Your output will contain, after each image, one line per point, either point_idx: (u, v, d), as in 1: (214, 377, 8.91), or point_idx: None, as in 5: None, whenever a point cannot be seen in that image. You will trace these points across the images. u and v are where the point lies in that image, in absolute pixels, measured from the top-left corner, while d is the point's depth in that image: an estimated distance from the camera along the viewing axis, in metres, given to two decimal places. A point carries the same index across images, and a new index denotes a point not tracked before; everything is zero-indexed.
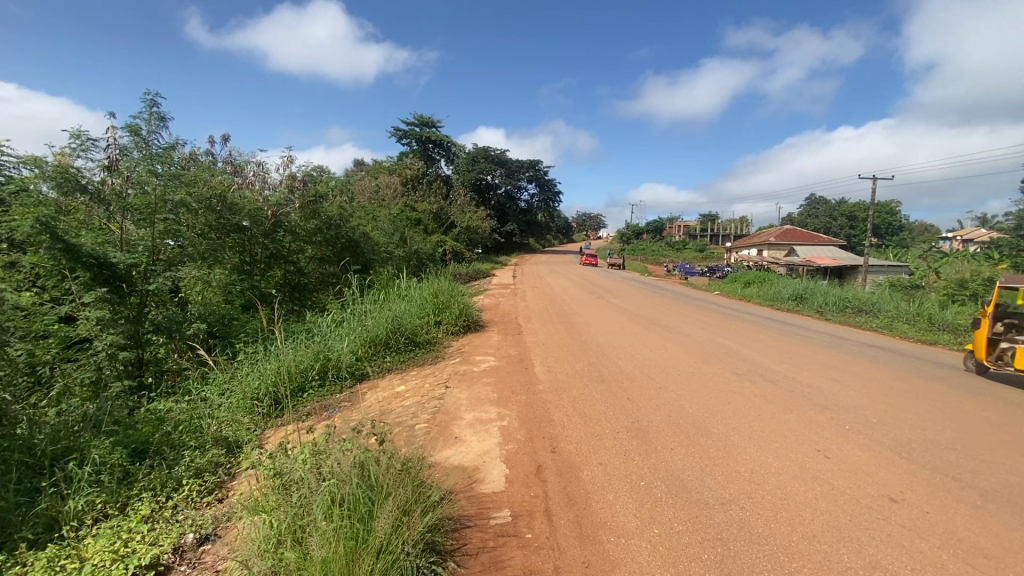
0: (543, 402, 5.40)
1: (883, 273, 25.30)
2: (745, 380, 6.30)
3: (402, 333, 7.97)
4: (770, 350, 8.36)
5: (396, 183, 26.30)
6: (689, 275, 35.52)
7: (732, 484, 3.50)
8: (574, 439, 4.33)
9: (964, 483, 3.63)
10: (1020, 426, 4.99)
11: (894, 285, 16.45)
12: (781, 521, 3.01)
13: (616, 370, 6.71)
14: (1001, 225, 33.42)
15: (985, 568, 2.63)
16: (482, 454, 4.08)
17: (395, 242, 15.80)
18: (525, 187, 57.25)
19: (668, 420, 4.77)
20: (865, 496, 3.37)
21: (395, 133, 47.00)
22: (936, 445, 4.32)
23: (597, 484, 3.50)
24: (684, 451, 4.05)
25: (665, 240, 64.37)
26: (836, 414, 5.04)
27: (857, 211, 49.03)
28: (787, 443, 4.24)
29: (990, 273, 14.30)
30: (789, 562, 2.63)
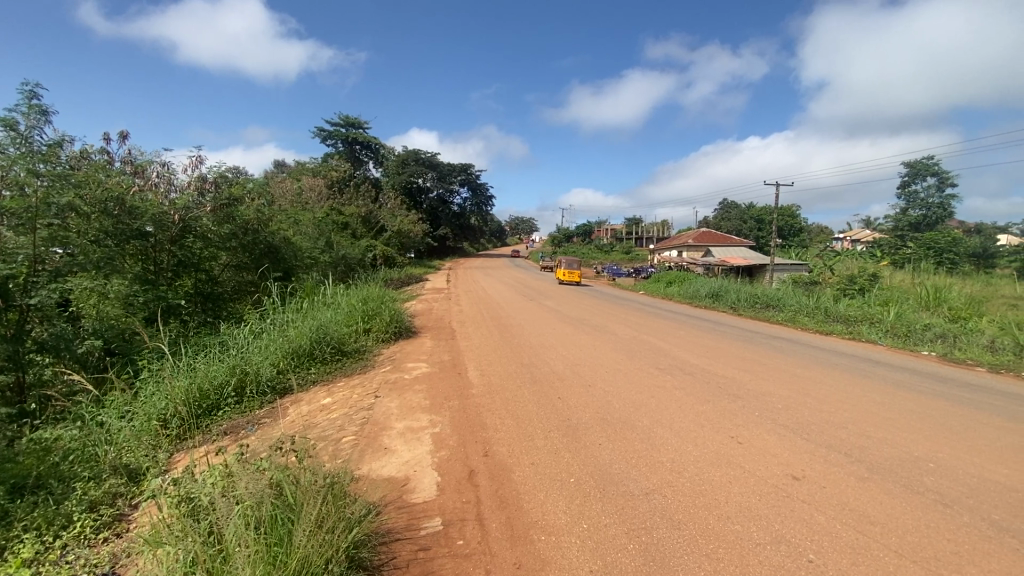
0: (476, 406, 5.38)
1: (786, 271, 27.75)
2: (667, 374, 6.64)
3: (327, 343, 7.63)
4: (690, 345, 8.87)
5: (321, 186, 25.32)
6: (617, 276, 36.91)
7: (655, 474, 3.66)
8: (506, 441, 4.35)
9: (854, 458, 4.04)
10: (897, 403, 5.67)
11: (796, 282, 18.07)
12: (699, 506, 3.19)
13: (547, 371, 6.85)
14: (882, 225, 37.76)
15: (871, 534, 2.94)
16: (413, 463, 3.99)
17: (320, 247, 15.15)
18: (457, 192, 57.04)
19: (597, 416, 4.94)
20: (771, 476, 3.66)
21: (319, 133, 45.23)
22: (830, 424, 4.79)
23: (529, 484, 3.54)
24: (612, 445, 4.19)
25: (594, 243, 66.63)
26: (746, 402, 5.44)
27: (764, 214, 53.41)
28: (705, 432, 4.51)
29: (873, 269, 16.08)
30: (706, 544, 2.78)
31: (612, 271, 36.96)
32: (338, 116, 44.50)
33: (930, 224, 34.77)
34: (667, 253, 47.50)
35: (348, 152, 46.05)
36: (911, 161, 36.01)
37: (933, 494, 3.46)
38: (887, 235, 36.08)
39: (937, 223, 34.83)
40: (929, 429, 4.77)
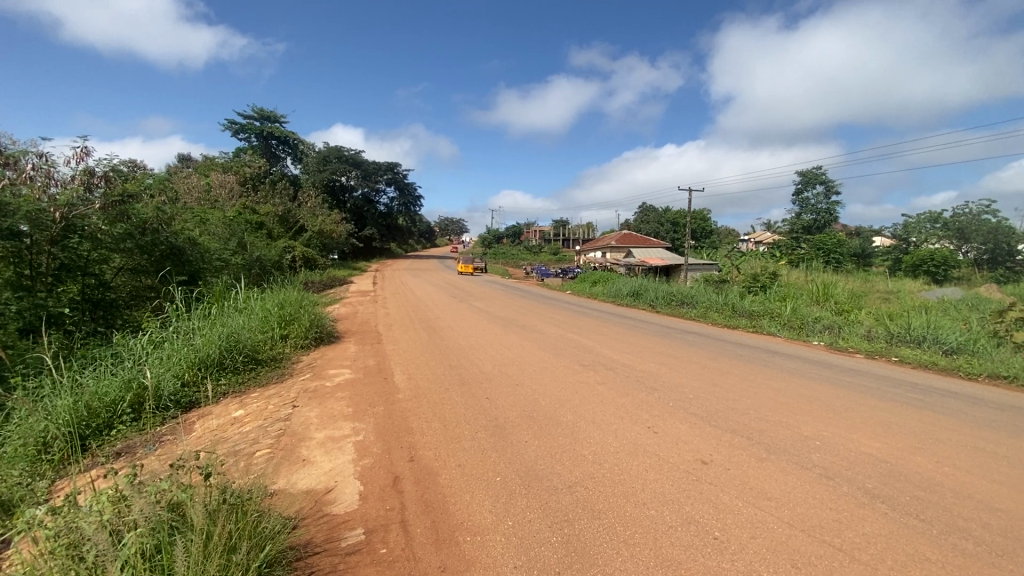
0: (402, 411, 5.28)
1: (698, 271, 29.83)
2: (590, 370, 6.90)
3: (239, 351, 7.12)
4: (613, 342, 9.27)
5: (232, 182, 23.67)
6: (545, 276, 37.71)
7: (578, 467, 3.80)
8: (433, 445, 4.31)
9: (754, 440, 4.43)
10: (791, 389, 6.28)
11: (707, 280, 19.42)
12: (618, 495, 3.35)
13: (475, 371, 6.87)
14: (781, 228, 41.60)
15: (768, 508, 3.24)
16: (334, 473, 3.84)
17: (231, 248, 14.13)
18: (383, 191, 55.55)
19: (523, 414, 5.03)
20: (683, 462, 3.91)
21: (230, 126, 42.30)
22: (735, 411, 5.20)
23: (455, 486, 3.53)
24: (537, 442, 4.28)
25: (522, 245, 67.59)
26: (662, 394, 5.78)
27: (680, 218, 56.96)
28: (625, 424, 4.73)
29: (773, 268, 17.65)
30: (623, 530, 2.93)
31: (541, 271, 37.77)
32: (251, 108, 41.68)
33: (819, 227, 38.84)
34: (592, 254, 49.21)
35: (263, 148, 43.33)
36: (804, 170, 39.93)
37: (819, 469, 3.87)
38: (785, 237, 39.79)
39: (824, 227, 39.01)
40: (817, 411, 5.34)
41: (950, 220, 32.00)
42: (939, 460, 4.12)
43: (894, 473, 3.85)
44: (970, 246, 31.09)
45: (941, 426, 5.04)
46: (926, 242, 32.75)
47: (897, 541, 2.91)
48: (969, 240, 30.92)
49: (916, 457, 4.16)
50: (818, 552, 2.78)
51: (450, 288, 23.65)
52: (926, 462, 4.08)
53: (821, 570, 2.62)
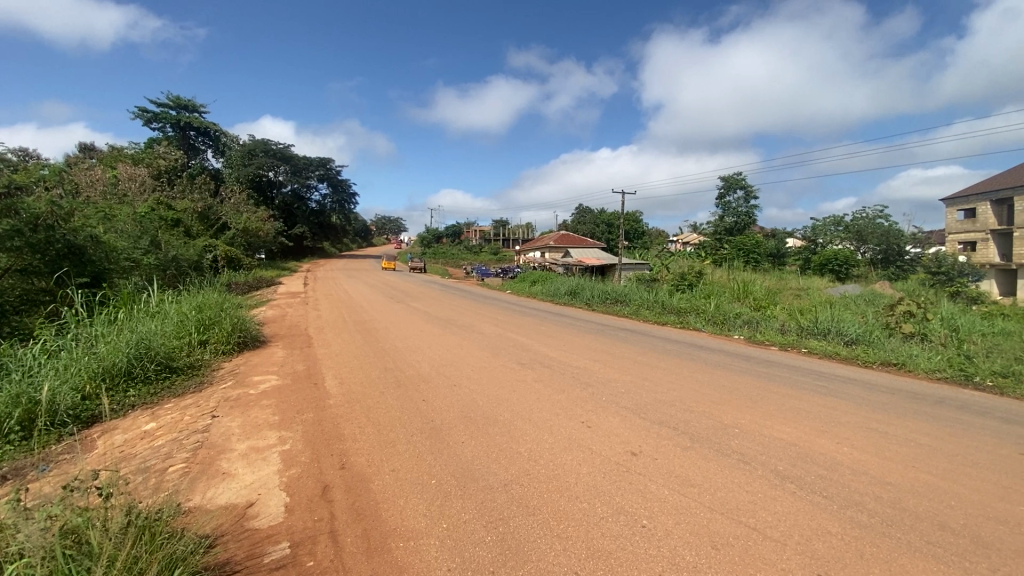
0: (332, 417, 5.08)
1: (631, 270, 31.08)
2: (528, 368, 6.98)
3: (151, 359, 6.55)
4: (550, 339, 9.43)
5: (144, 175, 21.79)
6: (485, 275, 37.78)
7: (514, 465, 3.83)
8: (366, 451, 4.18)
9: (680, 430, 4.67)
10: (714, 380, 6.68)
11: (639, 279, 20.26)
12: (552, 490, 3.42)
13: (412, 373, 6.75)
14: (706, 229, 44.19)
15: (691, 494, 3.43)
16: (258, 486, 3.63)
17: (143, 246, 13.00)
18: (315, 188, 53.28)
19: (460, 414, 5.01)
20: (614, 455, 4.05)
21: (141, 115, 38.92)
22: (663, 403, 5.46)
23: (388, 492, 3.44)
24: (473, 442, 4.27)
25: (462, 244, 67.19)
26: (596, 389, 5.96)
27: (614, 219, 59.02)
28: (560, 420, 4.83)
29: (699, 267, 18.72)
30: (557, 525, 2.99)
31: (481, 271, 37.82)
32: (165, 95, 38.49)
33: (739, 229, 41.69)
34: (531, 254, 49.92)
35: (180, 138, 40.19)
36: (726, 176, 42.68)
37: (736, 454, 4.14)
38: (709, 238, 42.33)
39: (744, 229, 41.95)
40: (737, 400, 5.73)
41: (850, 224, 35.48)
42: (839, 441, 4.55)
43: (802, 455, 4.20)
44: (867, 247, 34.60)
45: (841, 409, 5.58)
46: (831, 244, 36.10)
47: (804, 517, 3.18)
48: (866, 241, 34.40)
49: (821, 439, 4.57)
50: (735, 532, 2.98)
51: (385, 288, 23.34)
52: (829, 443, 4.48)
53: (738, 548, 2.81)
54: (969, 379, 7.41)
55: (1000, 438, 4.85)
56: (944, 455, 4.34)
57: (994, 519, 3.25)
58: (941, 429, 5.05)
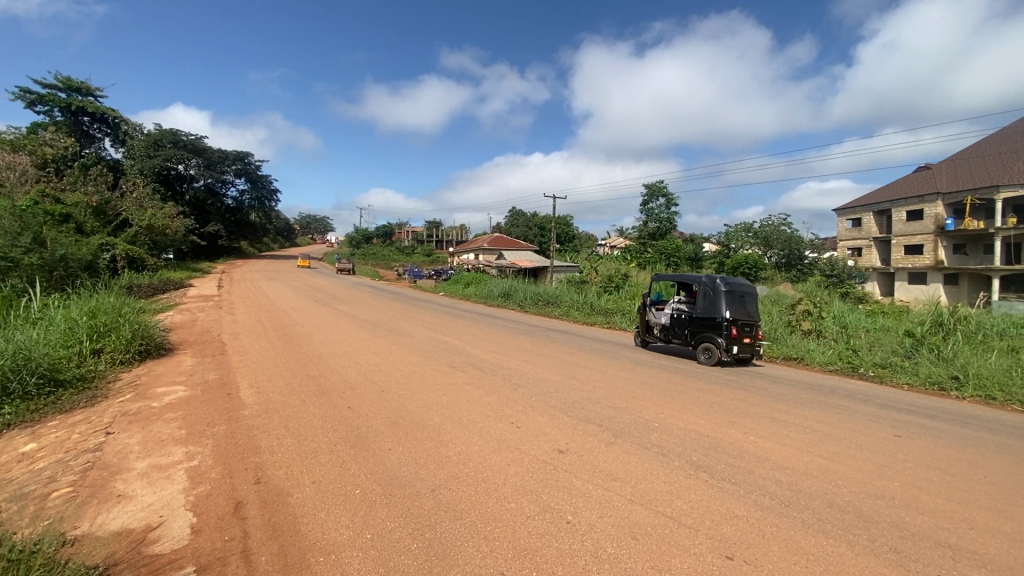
0: (248, 429, 4.76)
1: (562, 272, 31.85)
2: (459, 371, 6.95)
3: (30, 372, 5.81)
4: (481, 341, 9.46)
5: (24, 163, 19.33)
6: (417, 277, 37.13)
7: (442, 469, 3.79)
8: (284, 463, 3.96)
9: (605, 426, 4.85)
10: (637, 377, 7.00)
11: (570, 280, 20.76)
12: (480, 493, 3.42)
13: (337, 379, 6.49)
14: (632, 233, 46.24)
15: (614, 488, 3.57)
16: (160, 507, 3.33)
17: (23, 245, 11.54)
18: (232, 183, 49.80)
19: (387, 420, 4.90)
20: (541, 454, 4.13)
21: (21, 96, 34.48)
22: (590, 401, 5.65)
23: (309, 505, 3.29)
24: (401, 448, 4.19)
25: (393, 245, 65.53)
26: (526, 390, 6.05)
27: (546, 222, 60.21)
28: (490, 422, 4.85)
29: (625, 270, 19.53)
30: (484, 527, 2.99)
31: (413, 273, 37.13)
32: (52, 75, 34.32)
33: (661, 234, 44.07)
34: (465, 257, 49.77)
35: (72, 125, 36.01)
36: (650, 183, 44.94)
37: (656, 447, 4.37)
38: (635, 243, 44.35)
39: (665, 234, 44.39)
40: (657, 395, 6.05)
41: (758, 230, 38.62)
42: (748, 432, 4.92)
43: (714, 445, 4.51)
44: (772, 252, 37.85)
45: (748, 401, 6.06)
46: (742, 249, 39.09)
47: (714, 504, 3.41)
48: (772, 246, 37.55)
49: (732, 431, 4.91)
50: (653, 522, 3.14)
51: (307, 288, 23.77)
52: (738, 434, 4.83)
53: (656, 538, 2.96)
54: (855, 370, 8.34)
55: (880, 422, 5.48)
56: (833, 439, 4.84)
57: (873, 495, 3.66)
58: (832, 416, 5.62)
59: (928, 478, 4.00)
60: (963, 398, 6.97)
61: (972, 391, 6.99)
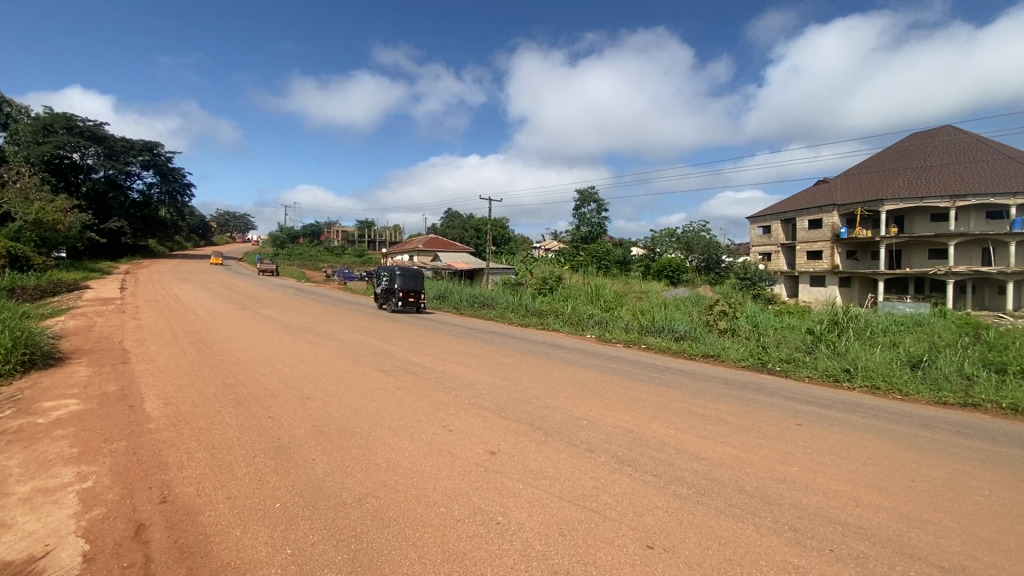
0: (153, 444, 4.37)
1: (498, 274, 32.02)
2: (390, 375, 6.80)
3: None
4: (414, 344, 9.29)
5: None
6: (347, 278, 35.87)
7: (370, 477, 3.69)
8: (196, 479, 3.69)
9: (536, 426, 4.94)
10: (569, 377, 7.20)
11: (507, 283, 20.58)
12: (409, 499, 3.36)
13: (257, 388, 6.13)
14: (565, 236, 47.48)
15: (544, 487, 3.64)
16: (45, 535, 2.98)
17: None
18: (138, 176, 45.56)
19: (312, 429, 4.69)
20: (473, 456, 4.13)
21: None
22: (521, 401, 5.74)
23: (223, 522, 3.08)
24: (326, 458, 4.02)
25: (321, 245, 62.81)
26: (459, 392, 6.03)
27: (482, 224, 60.28)
28: (421, 426, 4.78)
29: (559, 272, 19.94)
30: (413, 534, 2.95)
31: (344, 275, 35.80)
32: None
33: (593, 238, 45.55)
34: (398, 258, 48.70)
35: None
36: (583, 189, 46.25)
37: (584, 444, 4.51)
38: (568, 246, 45.51)
39: (597, 238, 45.95)
40: (587, 394, 6.25)
41: (681, 235, 40.96)
42: (669, 426, 5.19)
43: (638, 440, 4.73)
44: (693, 256, 40.31)
45: (670, 397, 6.42)
46: (666, 253, 41.26)
47: (638, 496, 3.58)
48: (693, 251, 39.99)
49: (655, 425, 5.17)
50: (580, 517, 3.25)
51: (223, 288, 23.51)
52: (661, 428, 5.09)
53: (582, 532, 3.06)
54: (764, 365, 9.07)
55: (784, 412, 6.00)
56: (743, 429, 5.24)
57: (777, 480, 4.00)
58: (744, 409, 6.07)
59: (823, 462, 4.43)
60: (852, 388, 7.80)
61: (860, 382, 7.84)
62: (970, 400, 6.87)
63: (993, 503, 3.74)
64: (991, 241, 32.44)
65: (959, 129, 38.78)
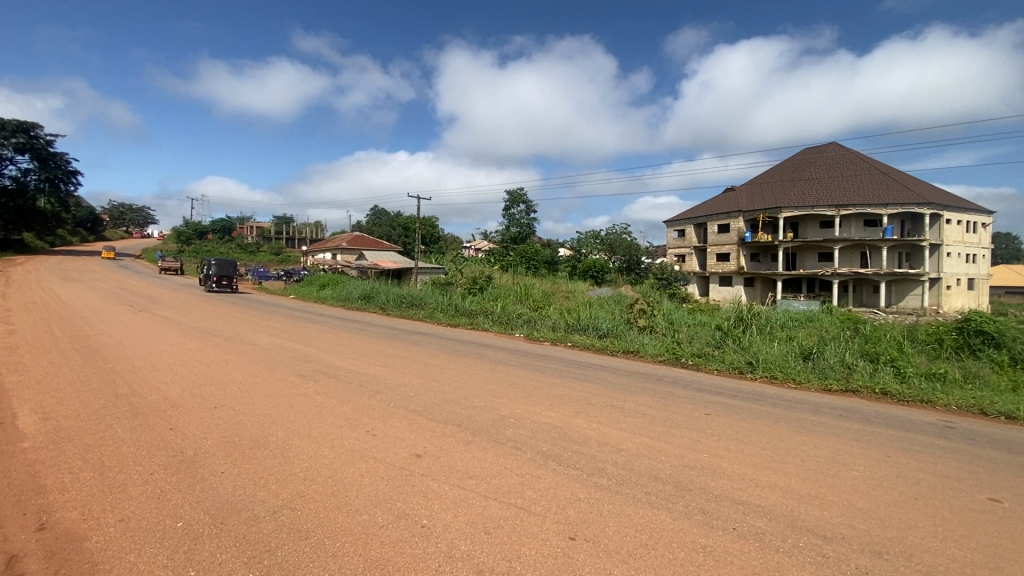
0: (26, 465, 3.86)
1: (427, 274, 31.60)
2: (309, 380, 6.47)
3: None
4: (336, 347, 8.92)
5: None
6: (263, 278, 33.76)
7: (286, 488, 3.51)
8: (81, 501, 3.31)
9: (462, 426, 4.93)
10: (496, 375, 7.27)
11: (435, 282, 20.37)
12: (329, 508, 3.24)
13: (156, 398, 5.58)
14: (495, 237, 47.81)
15: (470, 487, 3.65)
16: None
17: None
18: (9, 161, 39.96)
19: (220, 440, 4.35)
20: (397, 460, 4.04)
21: None
22: (448, 402, 5.71)
23: (115, 546, 2.80)
24: (237, 470, 3.77)
25: (235, 242, 58.56)
26: (383, 395, 5.88)
27: (410, 223, 59.25)
28: (343, 432, 4.61)
29: (488, 272, 20.00)
30: (332, 544, 2.85)
31: (260, 275, 33.63)
32: None
33: (522, 238, 46.23)
34: (321, 256, 46.52)
35: None
36: (512, 191, 46.75)
37: (510, 442, 4.58)
38: (497, 246, 45.84)
39: (526, 238, 46.67)
40: (514, 392, 6.34)
41: (605, 237, 42.65)
42: (592, 420, 5.39)
43: (562, 435, 4.87)
44: (616, 257, 42.11)
45: (593, 392, 6.68)
46: (591, 254, 42.76)
47: (562, 490, 3.69)
48: (616, 252, 41.75)
49: (578, 420, 5.35)
50: (505, 514, 3.29)
51: (114, 288, 21.26)
52: (584, 422, 5.28)
53: (508, 529, 3.10)
54: (678, 359, 9.69)
55: (695, 403, 6.45)
56: (660, 421, 5.56)
57: (689, 467, 4.28)
58: (660, 401, 6.45)
59: (729, 447, 4.81)
60: (754, 378, 8.54)
61: (761, 372, 8.61)
62: (851, 386, 7.78)
63: (866, 477, 4.26)
64: (868, 247, 37.19)
65: (843, 147, 43.64)
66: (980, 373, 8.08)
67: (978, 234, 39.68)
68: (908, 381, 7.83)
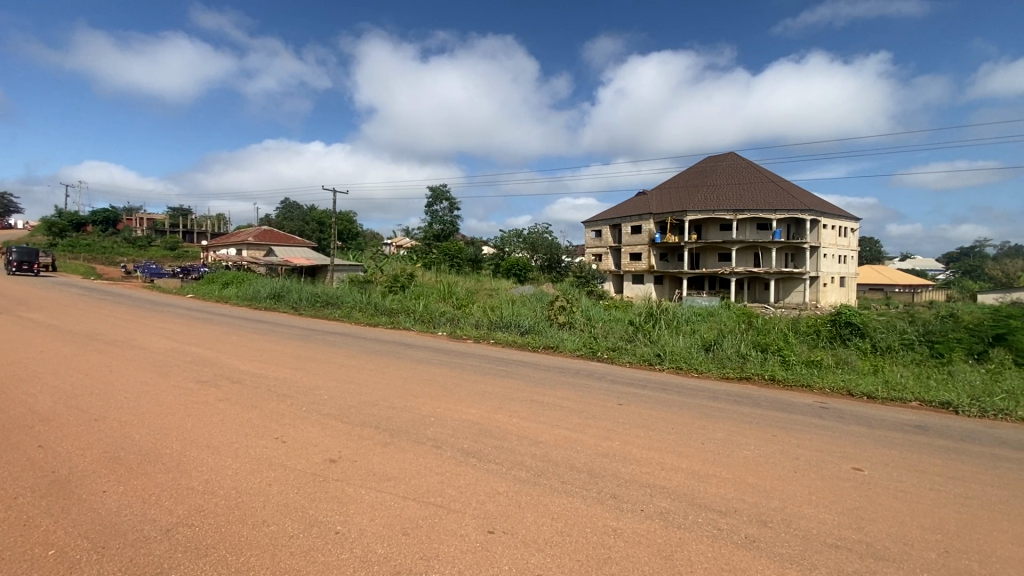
0: None
1: (344, 272, 30.40)
2: (210, 386, 5.97)
3: None
4: (241, 350, 8.30)
5: None
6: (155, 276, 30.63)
7: (182, 503, 3.22)
8: None
9: (380, 428, 4.81)
10: (417, 375, 7.16)
11: (353, 280, 19.61)
12: (233, 521, 3.03)
13: (19, 411, 4.88)
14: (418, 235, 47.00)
15: (389, 489, 3.57)
16: None
17: None
18: None
19: (102, 456, 3.90)
20: (310, 467, 3.86)
21: None
22: (365, 404, 5.54)
23: None
24: (123, 487, 3.40)
25: (121, 235, 52.47)
26: (294, 399, 5.57)
27: (326, 218, 56.61)
28: (248, 440, 4.31)
29: (411, 270, 19.61)
30: (236, 559, 2.67)
31: (151, 275, 30.44)
32: None
33: (444, 237, 45.81)
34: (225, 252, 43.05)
35: None
36: (435, 187, 46.21)
37: (430, 441, 4.54)
38: (419, 244, 45.10)
39: (448, 237, 46.28)
40: (434, 391, 6.29)
41: (527, 236, 43.45)
42: (512, 415, 5.49)
43: (482, 431, 4.92)
44: (537, 257, 43.04)
45: (514, 387, 6.80)
46: (514, 253, 43.41)
47: (481, 485, 3.72)
48: (537, 251, 42.71)
49: (499, 416, 5.42)
50: (423, 513, 3.27)
51: None
52: (505, 418, 5.36)
53: (426, 528, 3.08)
54: (594, 353, 10.12)
55: (609, 395, 6.79)
56: (576, 413, 5.78)
57: (602, 455, 4.51)
58: (577, 394, 6.71)
59: (638, 435, 5.12)
60: (662, 369, 9.15)
61: (668, 363, 9.24)
62: (745, 373, 8.60)
63: (755, 455, 4.74)
64: (761, 249, 41.23)
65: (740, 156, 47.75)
66: (848, 359, 9.27)
67: (848, 238, 45.29)
68: (791, 367, 8.82)
